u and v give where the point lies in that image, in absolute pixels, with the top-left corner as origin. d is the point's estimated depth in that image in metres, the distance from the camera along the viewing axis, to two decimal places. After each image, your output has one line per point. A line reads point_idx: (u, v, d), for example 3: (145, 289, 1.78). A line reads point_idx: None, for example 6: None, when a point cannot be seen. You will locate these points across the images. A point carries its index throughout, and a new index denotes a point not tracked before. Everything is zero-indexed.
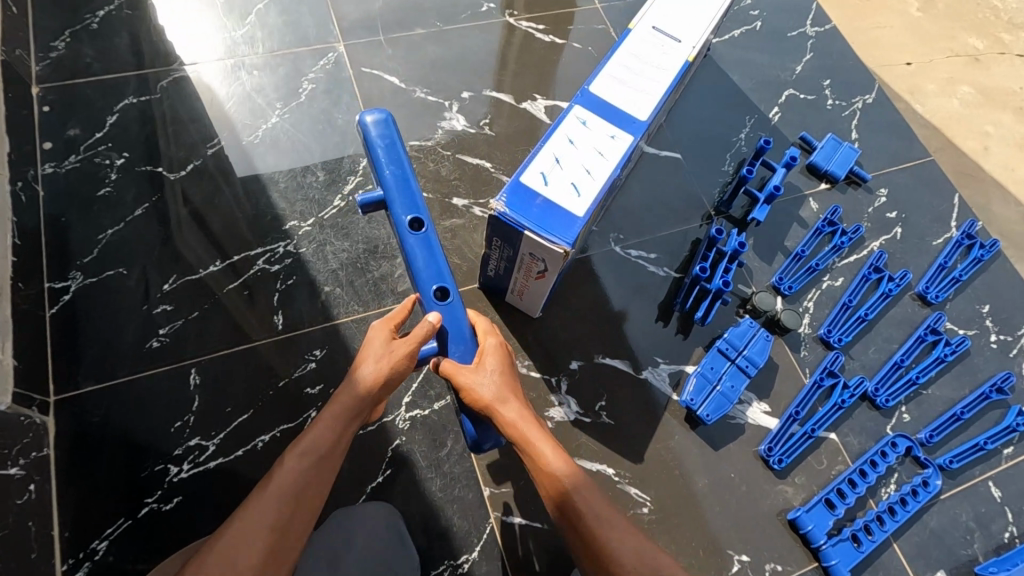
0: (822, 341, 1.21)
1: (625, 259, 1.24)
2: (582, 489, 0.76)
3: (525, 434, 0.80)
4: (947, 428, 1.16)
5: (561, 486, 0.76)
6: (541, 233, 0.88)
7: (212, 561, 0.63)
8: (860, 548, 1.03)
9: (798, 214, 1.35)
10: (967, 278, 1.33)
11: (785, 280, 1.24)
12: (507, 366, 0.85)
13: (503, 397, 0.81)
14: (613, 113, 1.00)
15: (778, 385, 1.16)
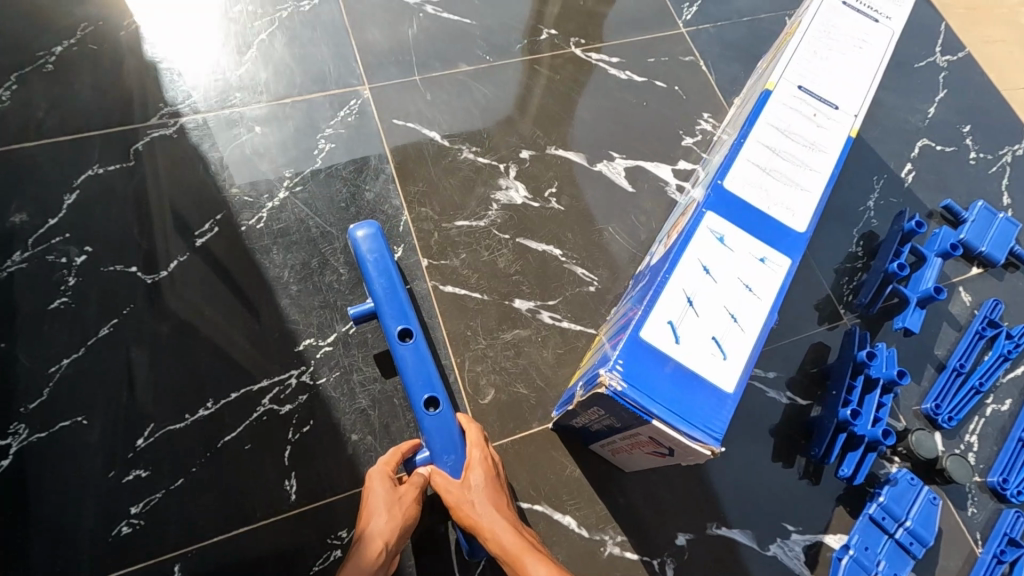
0: (994, 492, 0.93)
1: None
2: None
3: (509, 550, 0.70)
4: None
5: None
6: (674, 423, 0.61)
7: None
8: None
9: (948, 312, 1.06)
10: None
11: (943, 408, 0.96)
12: (494, 476, 0.77)
13: (482, 503, 0.74)
14: (758, 222, 0.71)
15: (941, 558, 0.89)
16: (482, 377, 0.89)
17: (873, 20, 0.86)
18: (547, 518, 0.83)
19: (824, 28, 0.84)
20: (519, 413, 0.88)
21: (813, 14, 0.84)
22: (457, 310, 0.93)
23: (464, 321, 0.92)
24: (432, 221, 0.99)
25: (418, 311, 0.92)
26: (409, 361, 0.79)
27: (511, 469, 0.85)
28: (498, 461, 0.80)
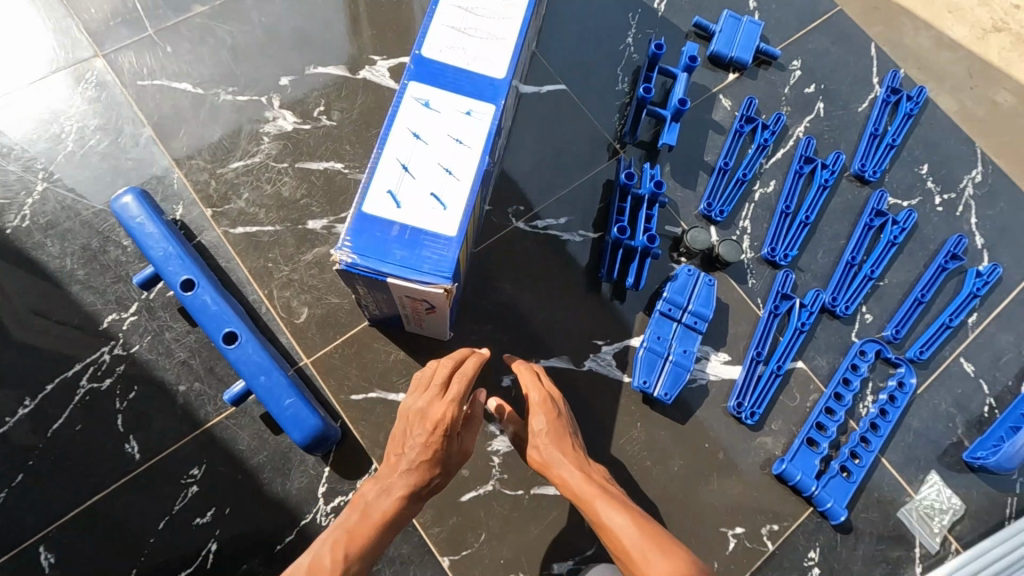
0: (768, 261, 1.08)
1: (532, 235, 1.04)
2: (645, 549, 0.64)
3: (580, 490, 0.74)
4: (911, 316, 1.07)
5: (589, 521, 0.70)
6: (409, 275, 0.68)
7: None
8: (852, 478, 0.96)
9: (712, 120, 1.17)
10: (900, 140, 1.20)
11: (714, 205, 1.08)
12: (557, 419, 0.81)
13: (556, 455, 0.78)
14: (460, 79, 0.76)
15: (732, 327, 1.04)
16: (295, 300, 0.95)
17: None
18: (383, 401, 0.92)
19: None
20: (337, 321, 0.94)
21: None
22: (253, 247, 0.96)
23: (263, 256, 0.96)
24: (207, 171, 0.99)
25: (216, 260, 0.95)
26: (200, 304, 0.83)
27: (340, 370, 0.92)
28: (558, 399, 0.85)
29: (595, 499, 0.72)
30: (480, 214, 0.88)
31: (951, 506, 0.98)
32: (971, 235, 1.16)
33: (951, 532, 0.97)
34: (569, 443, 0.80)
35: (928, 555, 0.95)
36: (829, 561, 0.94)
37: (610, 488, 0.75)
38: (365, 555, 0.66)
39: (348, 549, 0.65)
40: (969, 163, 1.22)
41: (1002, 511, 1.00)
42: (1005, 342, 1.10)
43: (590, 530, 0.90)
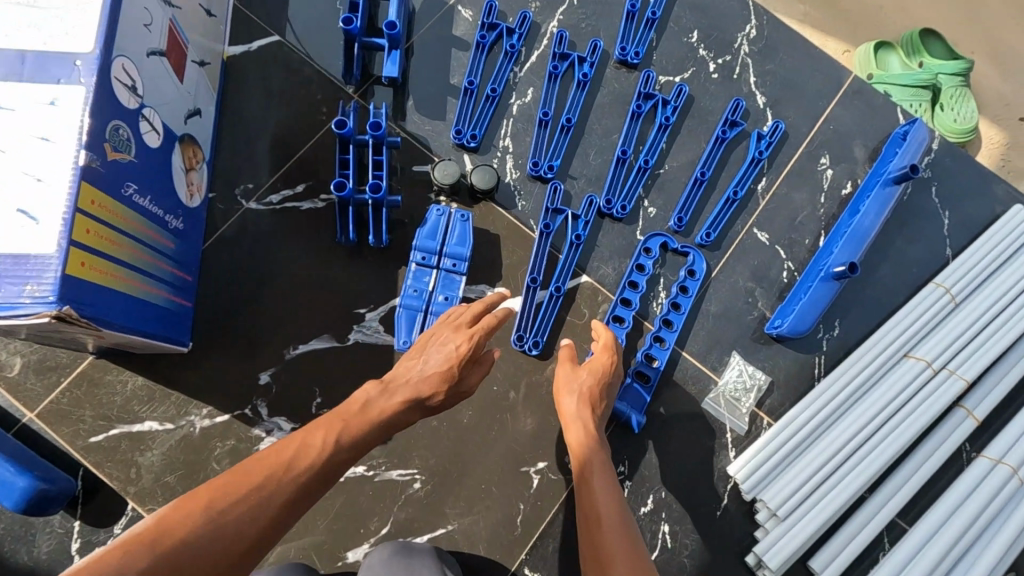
0: (535, 178, 1.00)
1: (268, 213, 0.94)
2: (614, 514, 0.64)
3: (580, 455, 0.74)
4: (695, 198, 1.02)
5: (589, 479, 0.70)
6: (7, 312, 0.59)
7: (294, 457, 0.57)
8: (650, 382, 0.92)
9: (453, 37, 1.05)
10: (664, 12, 1.11)
11: (464, 131, 0.99)
12: (601, 382, 0.81)
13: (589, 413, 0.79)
14: (35, 62, 0.64)
15: (507, 258, 0.97)
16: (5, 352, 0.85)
17: None
18: (129, 435, 0.84)
19: None
20: (57, 363, 0.85)
21: None
22: None
23: None
24: None
25: None
26: None
27: (73, 415, 0.84)
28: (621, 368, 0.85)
29: (592, 471, 0.71)
30: (159, 210, 0.78)
31: (754, 382, 0.95)
32: (751, 95, 1.09)
33: (759, 408, 0.95)
34: (596, 412, 0.79)
35: (739, 437, 0.94)
36: (641, 471, 0.90)
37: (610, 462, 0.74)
38: (353, 455, 0.62)
39: (341, 436, 0.62)
40: (742, 19, 1.13)
41: (811, 372, 0.98)
42: (798, 200, 1.05)
43: (381, 507, 0.85)
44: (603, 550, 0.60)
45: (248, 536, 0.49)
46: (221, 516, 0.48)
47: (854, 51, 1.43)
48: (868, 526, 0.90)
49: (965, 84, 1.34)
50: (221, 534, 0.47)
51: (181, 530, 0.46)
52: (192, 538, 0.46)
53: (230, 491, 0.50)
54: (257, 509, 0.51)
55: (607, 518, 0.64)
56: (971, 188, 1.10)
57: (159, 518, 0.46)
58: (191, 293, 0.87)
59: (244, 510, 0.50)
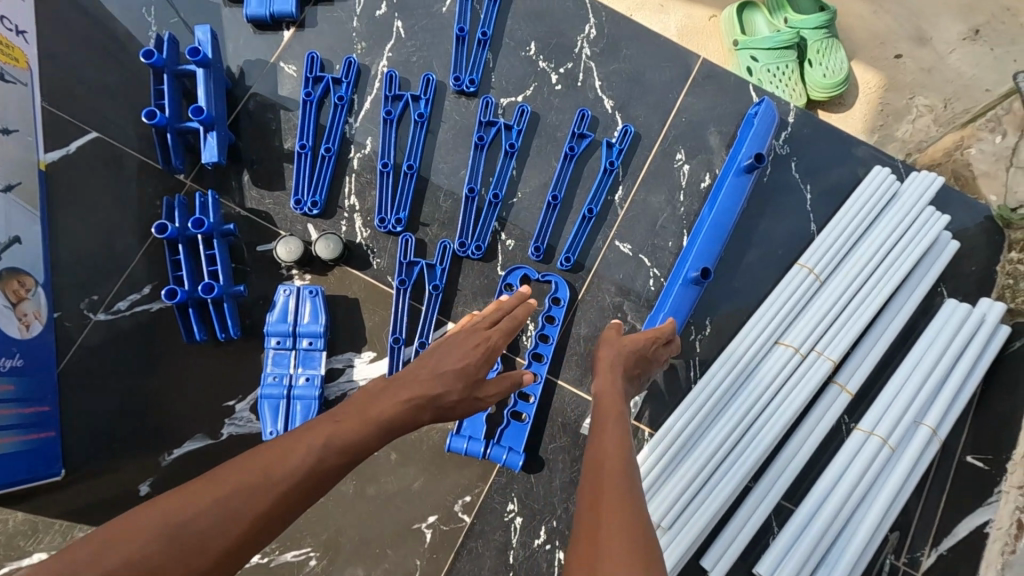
0: (386, 233, 0.98)
1: (120, 321, 0.93)
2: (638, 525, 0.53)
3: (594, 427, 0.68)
4: (551, 222, 1.00)
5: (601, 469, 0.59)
6: None
7: (273, 455, 0.54)
8: (527, 420, 0.94)
9: (280, 97, 1.02)
10: (496, 28, 1.07)
11: (302, 199, 0.97)
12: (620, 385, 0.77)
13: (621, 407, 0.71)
14: None
15: (369, 320, 0.97)
16: None
17: None
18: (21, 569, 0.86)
19: None
20: None
21: None
22: None
23: None
24: None
25: None
26: None
27: None
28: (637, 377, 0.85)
29: (611, 414, 0.69)
30: None
31: None
32: (598, 101, 1.07)
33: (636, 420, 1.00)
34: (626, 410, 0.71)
35: None
36: (530, 505, 0.93)
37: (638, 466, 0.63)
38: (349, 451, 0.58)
39: (331, 441, 0.58)
40: (579, 19, 1.10)
41: None
42: (656, 203, 1.05)
43: None
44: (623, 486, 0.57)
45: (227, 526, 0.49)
46: (197, 518, 0.49)
47: (720, 15, 1.37)
48: (755, 516, 0.93)
49: (831, 35, 1.31)
50: (205, 525, 0.48)
51: (139, 538, 0.47)
52: (156, 552, 0.47)
53: (208, 495, 0.50)
54: (229, 504, 0.50)
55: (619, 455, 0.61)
56: (831, 155, 1.09)
57: (126, 519, 0.48)
58: (54, 419, 0.88)
59: (212, 505, 0.49)
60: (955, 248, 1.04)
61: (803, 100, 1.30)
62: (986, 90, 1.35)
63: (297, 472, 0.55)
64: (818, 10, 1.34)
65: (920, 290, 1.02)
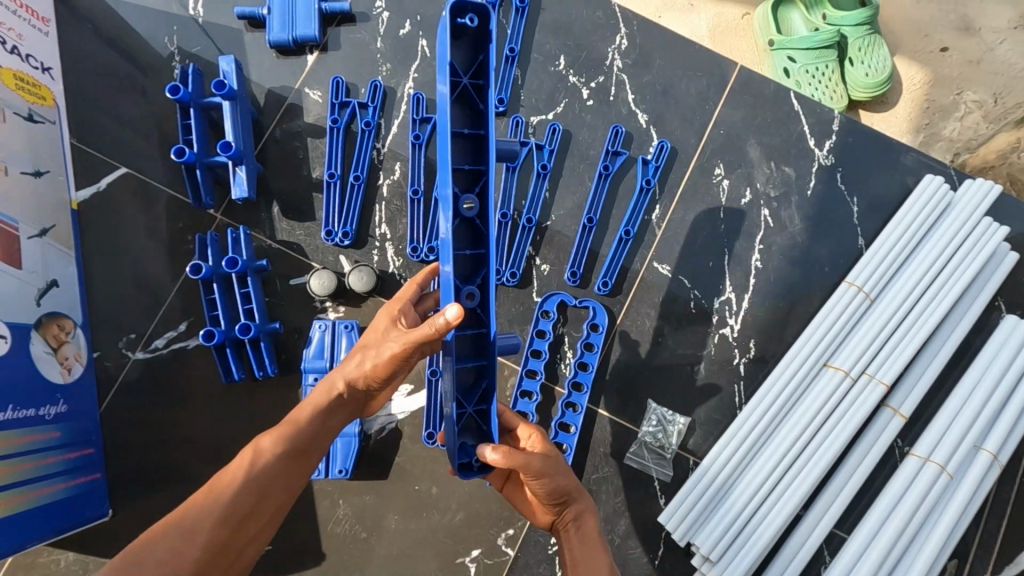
0: (419, 261, 0.96)
1: (158, 359, 0.93)
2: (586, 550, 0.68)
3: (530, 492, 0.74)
4: (586, 245, 0.97)
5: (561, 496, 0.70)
6: None
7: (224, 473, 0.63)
8: (568, 451, 0.92)
9: (306, 124, 1.00)
10: (523, 43, 1.04)
11: (333, 230, 0.95)
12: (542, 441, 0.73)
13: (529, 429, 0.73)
14: None
15: None
16: None
17: None
18: None
19: None
20: None
21: None
22: None
23: None
24: None
25: None
26: None
27: None
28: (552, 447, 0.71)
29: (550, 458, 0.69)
30: (29, 410, 0.78)
31: (674, 425, 0.95)
32: (631, 116, 1.03)
33: (684, 449, 0.95)
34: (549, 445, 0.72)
35: (667, 483, 0.94)
36: None
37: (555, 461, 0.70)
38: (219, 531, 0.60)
39: (283, 442, 0.65)
40: (610, 30, 1.05)
41: (732, 402, 0.97)
42: (695, 221, 1.01)
43: None
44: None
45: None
46: (171, 537, 0.58)
47: (753, 14, 1.31)
48: (806, 546, 0.90)
49: (873, 31, 1.24)
50: (170, 552, 0.56)
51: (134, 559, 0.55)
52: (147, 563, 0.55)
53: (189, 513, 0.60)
54: (204, 509, 0.60)
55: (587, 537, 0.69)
56: (879, 164, 1.04)
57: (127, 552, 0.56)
58: (97, 461, 0.88)
59: (184, 523, 0.59)
60: (1014, 260, 0.99)
61: (844, 102, 1.24)
62: None
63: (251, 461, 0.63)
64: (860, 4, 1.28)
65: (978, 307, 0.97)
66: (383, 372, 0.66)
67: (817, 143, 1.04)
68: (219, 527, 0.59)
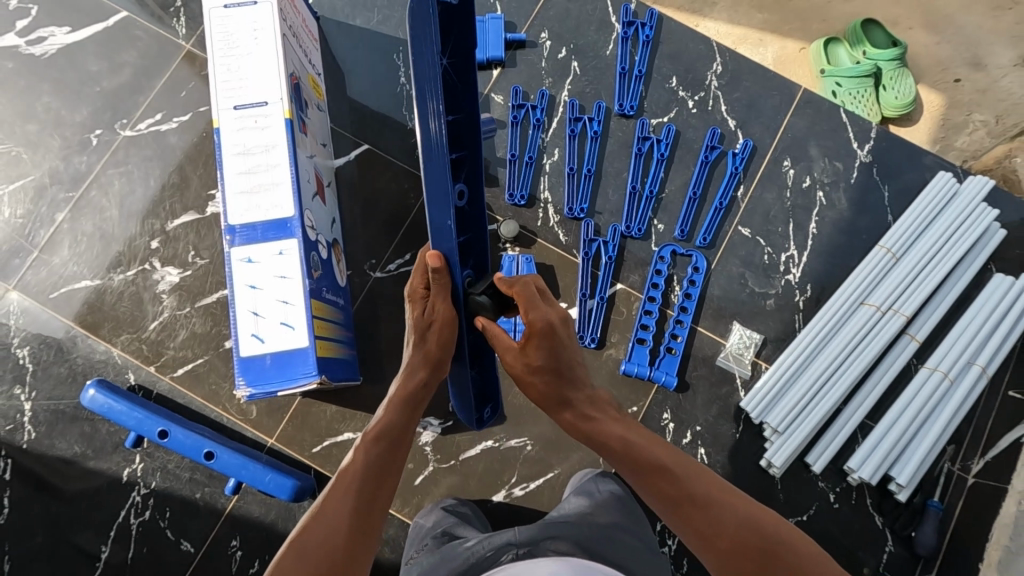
0: (572, 218, 1.36)
1: (391, 278, 1.34)
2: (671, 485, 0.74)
3: (641, 451, 0.77)
4: (691, 211, 1.37)
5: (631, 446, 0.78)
6: (292, 385, 1.01)
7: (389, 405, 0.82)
8: (677, 352, 1.30)
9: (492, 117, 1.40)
10: (647, 66, 1.43)
11: (514, 192, 1.35)
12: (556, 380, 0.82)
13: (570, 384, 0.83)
14: (265, 230, 1.03)
15: (562, 280, 1.34)
16: (244, 403, 1.27)
17: (253, 4, 1.08)
18: (335, 444, 1.26)
19: (223, 43, 1.07)
20: (278, 406, 1.26)
21: (209, 37, 1.07)
22: (196, 379, 1.27)
23: (206, 382, 1.27)
24: (135, 339, 1.28)
25: (176, 401, 1.26)
26: (178, 441, 1.15)
27: (298, 435, 1.26)
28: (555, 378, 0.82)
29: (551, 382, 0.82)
30: (335, 297, 1.18)
31: (751, 339, 1.33)
32: (725, 120, 1.42)
33: (759, 358, 1.33)
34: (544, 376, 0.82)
35: (746, 380, 1.32)
36: (679, 415, 1.30)
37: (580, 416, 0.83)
38: (381, 438, 0.77)
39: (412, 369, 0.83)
40: (710, 58, 1.44)
41: (794, 326, 1.35)
42: (770, 198, 1.39)
43: (510, 464, 1.27)
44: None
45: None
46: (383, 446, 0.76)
47: (808, 48, 1.68)
48: (842, 429, 1.27)
49: (901, 65, 1.63)
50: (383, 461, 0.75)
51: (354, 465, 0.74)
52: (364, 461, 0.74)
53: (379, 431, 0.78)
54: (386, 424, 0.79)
55: (791, 546, 0.66)
56: (905, 162, 1.42)
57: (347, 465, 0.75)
58: (355, 343, 1.28)
59: (376, 439, 0.77)
60: (1002, 236, 1.35)
61: (879, 117, 1.62)
62: None
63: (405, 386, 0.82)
64: (891, 44, 1.66)
65: (973, 266, 1.33)
66: (444, 344, 0.82)
67: (859, 145, 1.42)
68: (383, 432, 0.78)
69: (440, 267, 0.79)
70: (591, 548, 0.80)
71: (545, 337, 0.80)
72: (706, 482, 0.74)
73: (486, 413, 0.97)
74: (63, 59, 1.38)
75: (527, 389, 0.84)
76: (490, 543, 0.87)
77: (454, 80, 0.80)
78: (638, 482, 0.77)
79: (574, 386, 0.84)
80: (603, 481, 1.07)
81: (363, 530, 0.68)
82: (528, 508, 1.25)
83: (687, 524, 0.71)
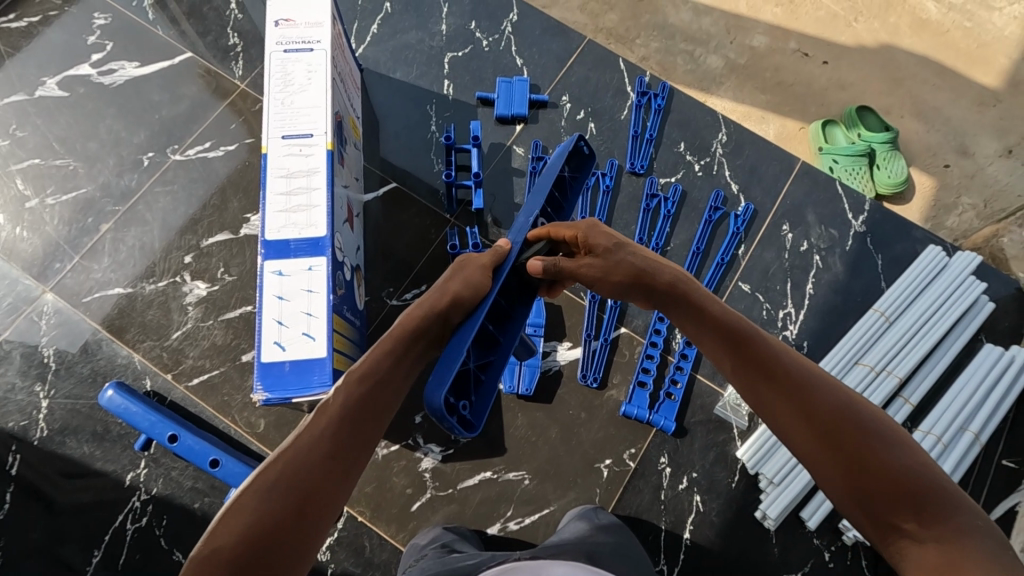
0: None
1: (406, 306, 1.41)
2: (765, 353, 0.79)
3: (737, 324, 0.84)
4: (694, 265, 1.45)
5: (722, 321, 0.85)
6: (307, 393, 1.05)
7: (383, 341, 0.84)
8: (676, 398, 1.35)
9: (512, 167, 1.52)
10: (658, 131, 1.56)
11: None
12: (619, 275, 0.93)
13: (650, 281, 0.92)
14: (298, 246, 1.11)
15: (568, 320, 1.40)
16: (253, 415, 1.30)
17: (310, 51, 1.22)
18: None
19: (280, 81, 1.20)
20: (287, 421, 1.30)
21: (268, 75, 1.20)
22: (210, 389, 1.32)
23: (220, 393, 1.32)
24: (157, 346, 1.34)
25: (187, 409, 1.30)
26: (188, 446, 1.19)
27: None
28: (623, 276, 0.93)
29: (628, 278, 0.93)
30: (353, 317, 1.24)
31: None
32: (728, 184, 1.53)
33: None
34: (611, 272, 0.93)
35: (743, 430, 1.34)
36: (676, 459, 1.32)
37: (665, 293, 0.91)
38: (367, 379, 0.79)
39: (410, 315, 0.86)
40: (716, 127, 1.57)
41: None
42: (769, 257, 1.47)
43: (506, 496, 1.29)
44: (941, 516, 0.65)
45: (254, 517, 0.65)
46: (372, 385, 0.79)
47: (807, 127, 1.82)
48: None
49: (893, 147, 1.75)
50: (371, 400, 0.77)
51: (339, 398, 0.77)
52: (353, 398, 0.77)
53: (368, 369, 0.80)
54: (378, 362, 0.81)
55: (899, 446, 0.69)
56: (896, 233, 1.51)
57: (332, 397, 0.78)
58: None
59: (362, 375, 0.79)
60: (991, 307, 1.41)
61: (874, 193, 1.73)
62: (1017, 195, 1.76)
63: (404, 331, 0.85)
64: (883, 128, 1.79)
65: (964, 335, 1.39)
66: (455, 293, 0.87)
67: (854, 216, 1.52)
68: (369, 375, 0.80)
69: (500, 249, 0.95)
70: (595, 557, 0.86)
71: (594, 229, 0.96)
72: (810, 370, 0.78)
73: (462, 409, 0.81)
74: (129, 89, 1.53)
75: (606, 281, 0.94)
76: (493, 556, 0.91)
77: (567, 180, 1.14)
78: (729, 353, 0.82)
79: (655, 269, 0.93)
80: (602, 513, 1.09)
81: (331, 466, 0.71)
82: (521, 541, 1.26)
83: (784, 400, 0.75)
